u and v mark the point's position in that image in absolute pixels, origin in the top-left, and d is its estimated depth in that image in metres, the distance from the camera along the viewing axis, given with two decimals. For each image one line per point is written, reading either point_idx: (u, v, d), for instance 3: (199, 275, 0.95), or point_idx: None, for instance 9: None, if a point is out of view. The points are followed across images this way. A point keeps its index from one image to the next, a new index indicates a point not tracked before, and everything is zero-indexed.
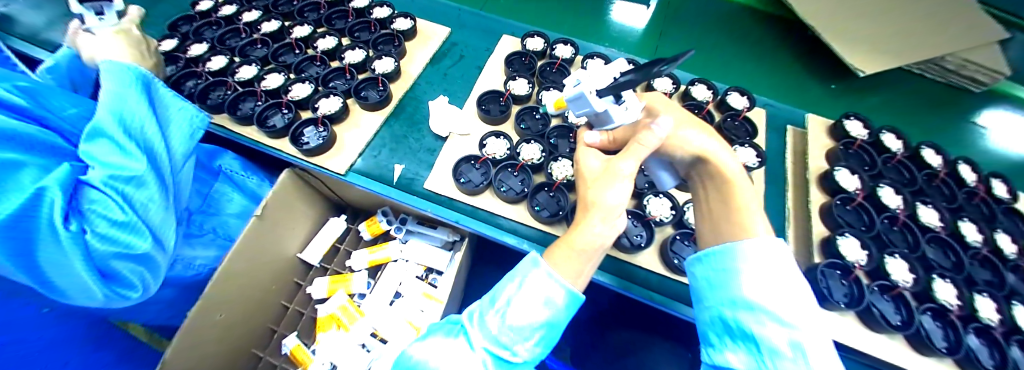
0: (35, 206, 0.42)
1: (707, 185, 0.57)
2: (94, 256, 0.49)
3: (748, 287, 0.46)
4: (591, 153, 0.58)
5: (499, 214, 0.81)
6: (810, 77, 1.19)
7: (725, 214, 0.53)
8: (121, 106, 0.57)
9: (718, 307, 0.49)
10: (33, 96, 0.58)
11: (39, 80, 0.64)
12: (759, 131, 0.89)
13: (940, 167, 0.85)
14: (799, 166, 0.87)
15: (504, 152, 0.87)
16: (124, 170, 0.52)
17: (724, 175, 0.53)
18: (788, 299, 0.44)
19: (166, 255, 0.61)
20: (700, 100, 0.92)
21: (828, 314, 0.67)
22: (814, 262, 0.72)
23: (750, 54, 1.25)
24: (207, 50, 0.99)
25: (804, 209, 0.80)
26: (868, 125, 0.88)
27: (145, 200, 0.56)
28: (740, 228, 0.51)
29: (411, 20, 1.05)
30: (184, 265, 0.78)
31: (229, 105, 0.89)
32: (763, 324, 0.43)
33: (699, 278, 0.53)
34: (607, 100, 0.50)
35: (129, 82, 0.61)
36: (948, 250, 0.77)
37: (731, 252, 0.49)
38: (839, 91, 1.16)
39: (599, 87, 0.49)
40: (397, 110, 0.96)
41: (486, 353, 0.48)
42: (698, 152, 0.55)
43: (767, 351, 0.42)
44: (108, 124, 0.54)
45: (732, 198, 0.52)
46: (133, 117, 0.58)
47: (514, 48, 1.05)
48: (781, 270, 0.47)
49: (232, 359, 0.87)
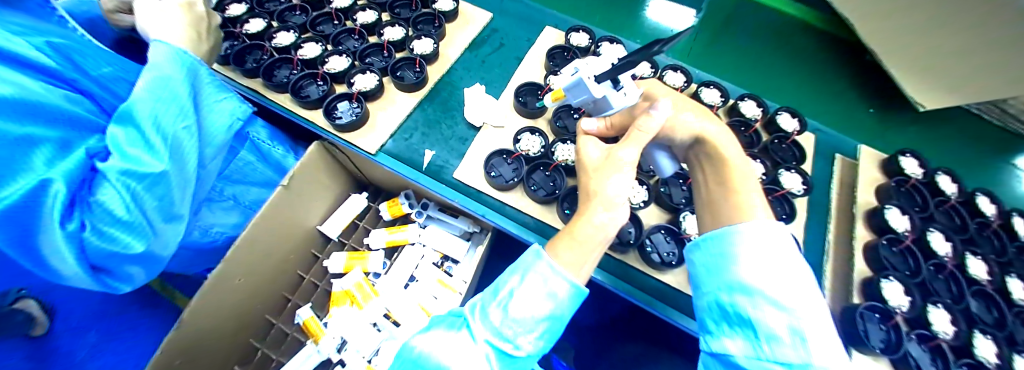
0: (38, 196, 0.40)
1: (703, 169, 0.55)
2: (89, 251, 0.47)
3: (744, 269, 0.43)
4: (592, 139, 0.58)
5: (528, 214, 0.78)
6: (854, 94, 1.16)
7: (722, 198, 0.50)
8: (161, 92, 0.54)
9: (714, 292, 0.45)
10: (66, 57, 0.55)
11: (73, 36, 0.61)
12: (807, 157, 0.85)
13: (993, 217, 0.78)
14: (846, 199, 0.82)
15: (538, 149, 0.84)
16: (141, 166, 0.49)
17: (722, 155, 0.52)
18: (790, 285, 0.41)
19: (168, 249, 0.59)
20: (748, 117, 0.88)
21: (858, 357, 0.65)
22: (852, 302, 0.70)
23: (789, 65, 1.21)
24: (246, 11, 0.97)
25: (846, 244, 0.77)
26: (924, 164, 0.82)
27: (159, 195, 0.53)
28: (739, 211, 0.47)
29: (454, 1, 1.01)
30: (202, 232, 0.78)
31: (265, 71, 0.88)
32: (759, 309, 0.40)
33: (696, 265, 0.50)
34: (605, 86, 0.58)
35: (176, 68, 0.58)
36: (992, 305, 0.71)
37: (729, 235, 0.45)
38: (876, 116, 1.15)
39: (598, 73, 0.57)
40: (432, 94, 0.94)
41: (489, 346, 0.46)
42: (697, 133, 0.55)
43: (763, 336, 0.39)
44: (139, 114, 0.50)
45: (732, 189, 0.49)
46: (168, 105, 0.54)
47: (557, 41, 1.00)
48: (779, 251, 0.43)
49: (246, 323, 0.88)
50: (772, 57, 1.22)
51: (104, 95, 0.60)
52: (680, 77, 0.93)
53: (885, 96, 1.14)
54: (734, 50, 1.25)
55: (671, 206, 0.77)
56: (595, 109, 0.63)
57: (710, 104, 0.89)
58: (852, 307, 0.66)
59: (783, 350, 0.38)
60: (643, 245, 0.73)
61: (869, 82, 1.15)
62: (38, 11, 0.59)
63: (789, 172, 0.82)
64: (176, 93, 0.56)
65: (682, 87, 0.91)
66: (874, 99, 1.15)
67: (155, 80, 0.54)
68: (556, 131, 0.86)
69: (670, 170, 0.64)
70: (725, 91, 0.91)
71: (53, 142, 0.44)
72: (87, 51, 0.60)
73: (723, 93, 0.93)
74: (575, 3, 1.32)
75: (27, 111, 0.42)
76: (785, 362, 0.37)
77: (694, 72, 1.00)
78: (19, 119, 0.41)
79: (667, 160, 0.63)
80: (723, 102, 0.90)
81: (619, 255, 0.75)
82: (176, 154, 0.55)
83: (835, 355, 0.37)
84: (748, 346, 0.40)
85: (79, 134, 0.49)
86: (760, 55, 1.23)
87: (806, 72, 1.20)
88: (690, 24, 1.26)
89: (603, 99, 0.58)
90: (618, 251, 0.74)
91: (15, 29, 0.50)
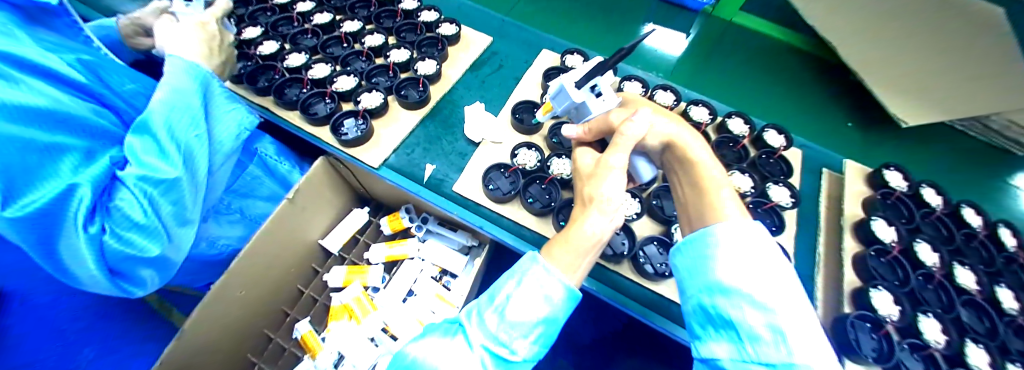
0: (64, 201, 0.44)
1: (678, 173, 0.59)
2: (109, 254, 0.51)
3: (722, 269, 0.45)
4: (586, 149, 0.62)
5: (525, 226, 0.81)
6: (834, 107, 1.25)
7: (698, 203, 0.53)
8: (174, 104, 0.57)
9: (696, 295, 0.48)
10: (94, 73, 0.60)
11: (101, 54, 0.66)
12: (794, 171, 0.89)
13: (979, 228, 0.80)
14: (834, 212, 0.85)
15: (535, 163, 0.88)
16: (156, 173, 0.52)
17: (690, 157, 0.56)
18: (770, 282, 0.43)
19: (181, 253, 0.63)
20: (736, 134, 0.92)
21: (852, 367, 0.65)
22: (843, 312, 0.71)
23: (772, 77, 1.31)
24: (260, 34, 1.03)
25: (835, 255, 0.79)
26: (908, 177, 0.85)
27: (174, 200, 0.56)
28: (713, 211, 0.50)
29: (456, 26, 1.08)
30: (208, 244, 0.81)
31: (276, 89, 0.92)
32: (739, 309, 0.42)
33: (680, 269, 0.52)
34: (584, 92, 0.64)
35: (191, 81, 0.62)
36: (983, 315, 0.72)
37: (706, 238, 0.48)
38: (856, 129, 1.21)
39: (577, 80, 0.64)
40: (434, 112, 0.98)
41: (485, 351, 0.47)
42: (666, 138, 0.59)
43: (745, 337, 0.42)
44: (154, 125, 0.54)
45: (703, 189, 0.53)
46: (184, 113, 0.58)
47: (553, 62, 1.06)
48: (756, 250, 0.45)
49: (246, 338, 0.89)
50: (754, 74, 1.32)
51: (128, 108, 0.64)
52: (669, 96, 0.98)
53: (860, 110, 1.24)
54: (720, 73, 1.34)
55: (663, 217, 0.79)
56: (577, 116, 0.70)
57: (699, 121, 0.93)
58: (843, 316, 0.68)
59: (766, 349, 0.40)
60: (636, 256, 0.75)
61: (841, 99, 1.26)
62: (66, 30, 0.65)
63: (778, 186, 0.85)
64: (186, 104, 0.59)
65: (672, 105, 0.95)
66: (848, 115, 1.23)
67: (167, 92, 0.57)
68: (552, 146, 0.90)
69: (648, 175, 0.69)
70: (713, 109, 0.96)
71: (79, 150, 0.48)
72: (112, 67, 0.65)
73: (711, 110, 0.97)
74: (571, 28, 1.40)
75: (57, 123, 0.46)
76: (767, 362, 0.39)
77: (684, 91, 1.05)
78: (50, 130, 0.45)
79: (646, 164, 0.67)
80: (712, 119, 0.94)
81: (614, 267, 0.76)
82: (188, 162, 0.58)
83: (818, 349, 0.38)
84: (733, 349, 0.42)
85: (104, 144, 0.53)
86: (745, 72, 1.32)
87: (789, 84, 1.29)
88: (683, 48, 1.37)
89: (582, 104, 0.65)
90: (612, 262, 0.76)
91: (51, 48, 0.55)
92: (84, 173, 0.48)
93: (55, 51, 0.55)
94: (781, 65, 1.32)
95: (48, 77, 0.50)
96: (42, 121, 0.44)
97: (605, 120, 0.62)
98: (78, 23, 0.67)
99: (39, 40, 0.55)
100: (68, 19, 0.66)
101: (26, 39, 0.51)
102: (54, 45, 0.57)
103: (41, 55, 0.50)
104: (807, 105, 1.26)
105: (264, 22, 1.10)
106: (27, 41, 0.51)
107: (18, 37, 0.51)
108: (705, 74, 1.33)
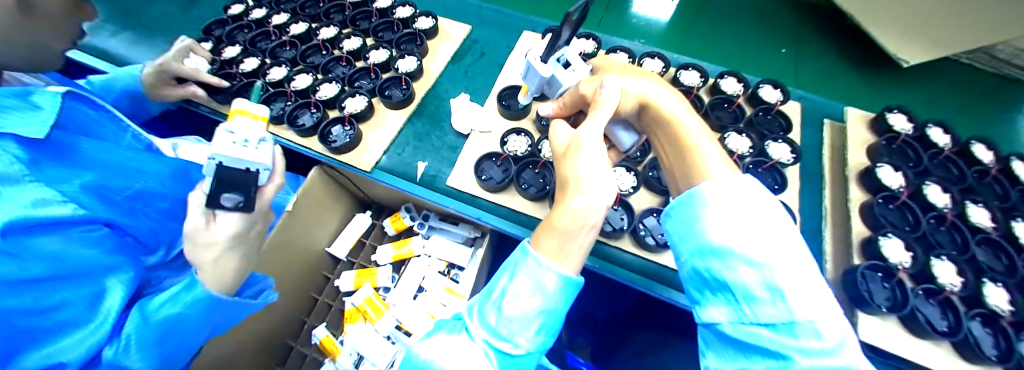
0: None
1: (658, 136, 0.58)
2: None
3: (712, 230, 0.44)
4: (561, 124, 0.61)
5: (520, 211, 0.81)
6: (787, 35, 1.26)
7: (682, 165, 0.52)
8: (183, 313, 0.47)
9: (690, 260, 0.47)
10: (98, 194, 0.47)
11: (103, 142, 0.53)
12: (794, 125, 0.86)
13: (991, 163, 0.76)
14: (838, 163, 0.83)
15: (526, 149, 0.87)
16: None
17: (665, 115, 0.56)
18: (769, 243, 0.41)
19: None
20: (730, 94, 0.89)
21: (867, 318, 0.64)
22: (854, 264, 0.70)
23: (730, 13, 1.32)
24: (240, 52, 1.04)
25: (843, 207, 0.77)
26: (913, 119, 0.81)
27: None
28: (700, 173, 0.49)
29: (433, 18, 1.06)
30: None
31: (261, 105, 0.93)
32: (733, 270, 0.42)
33: (671, 234, 0.51)
34: (551, 65, 0.62)
35: (204, 301, 0.49)
36: (1001, 252, 0.69)
37: (694, 200, 0.47)
38: (789, 55, 1.22)
39: (541, 54, 0.62)
40: (420, 109, 0.98)
41: (487, 344, 0.48)
42: (640, 98, 0.59)
43: (742, 298, 0.41)
44: (150, 326, 0.44)
45: (684, 146, 0.52)
46: (183, 323, 0.48)
47: (535, 42, 1.04)
48: (749, 203, 0.44)
49: (265, 350, 0.90)
50: (719, 14, 1.32)
51: (130, 219, 0.52)
52: (658, 64, 0.95)
53: (826, 43, 1.23)
54: (696, 25, 1.31)
55: (660, 189, 0.78)
56: (552, 91, 0.68)
57: (691, 85, 0.90)
58: (853, 267, 0.67)
59: (764, 309, 0.39)
60: (636, 229, 0.75)
61: (842, 45, 1.22)
62: (74, 111, 0.52)
63: (777, 143, 0.82)
64: (192, 315, 0.48)
65: (661, 73, 0.93)
66: (784, 42, 1.24)
67: (183, 311, 0.46)
68: (541, 129, 0.89)
69: (631, 141, 0.67)
70: (704, 71, 0.93)
71: (83, 302, 0.39)
72: (106, 166, 0.51)
73: (702, 73, 0.93)
74: (553, 5, 1.36)
75: (48, 288, 0.36)
76: (767, 322, 0.39)
77: (672, 57, 1.02)
78: (52, 292, 0.36)
79: (626, 133, 0.66)
80: (704, 82, 0.91)
81: (614, 242, 0.76)
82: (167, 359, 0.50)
83: (820, 302, 0.38)
84: (731, 311, 0.42)
85: (106, 286, 0.42)
86: (730, 29, 1.29)
87: (747, 20, 1.30)
88: (669, 13, 1.33)
89: (552, 77, 0.63)
90: (612, 238, 0.75)
91: (52, 173, 0.41)
92: (81, 333, 0.38)
93: (56, 181, 0.41)
94: (753, 4, 1.32)
95: (44, 228, 0.38)
96: (19, 297, 0.34)
97: (576, 93, 0.63)
98: (91, 97, 0.54)
99: (40, 162, 0.40)
100: (78, 96, 0.53)
101: (27, 177, 0.38)
102: (54, 165, 0.42)
103: (32, 205, 0.37)
104: (759, 39, 1.26)
105: (242, 39, 1.10)
106: (25, 179, 0.38)
107: (17, 177, 0.37)
108: (687, 31, 1.30)
